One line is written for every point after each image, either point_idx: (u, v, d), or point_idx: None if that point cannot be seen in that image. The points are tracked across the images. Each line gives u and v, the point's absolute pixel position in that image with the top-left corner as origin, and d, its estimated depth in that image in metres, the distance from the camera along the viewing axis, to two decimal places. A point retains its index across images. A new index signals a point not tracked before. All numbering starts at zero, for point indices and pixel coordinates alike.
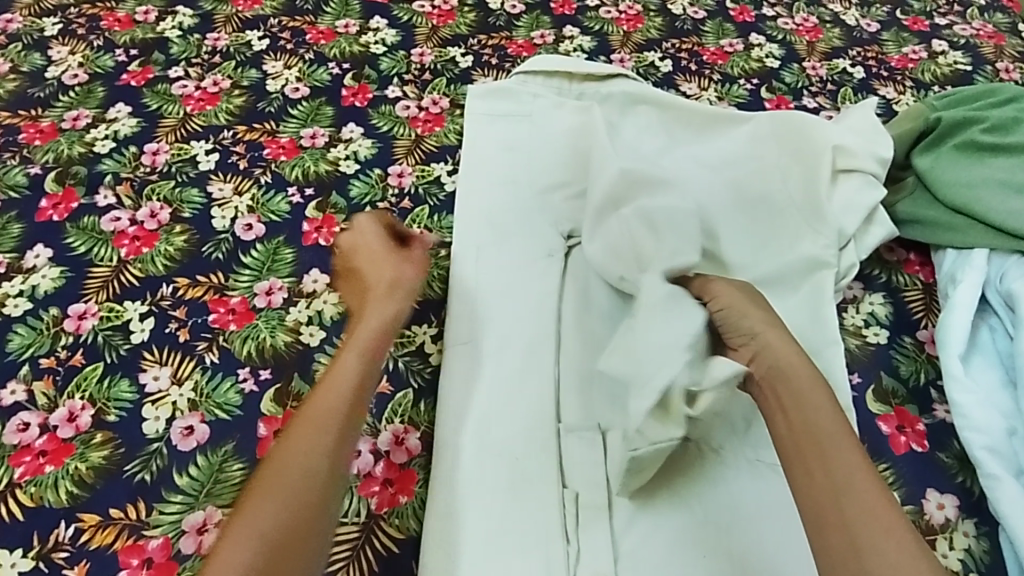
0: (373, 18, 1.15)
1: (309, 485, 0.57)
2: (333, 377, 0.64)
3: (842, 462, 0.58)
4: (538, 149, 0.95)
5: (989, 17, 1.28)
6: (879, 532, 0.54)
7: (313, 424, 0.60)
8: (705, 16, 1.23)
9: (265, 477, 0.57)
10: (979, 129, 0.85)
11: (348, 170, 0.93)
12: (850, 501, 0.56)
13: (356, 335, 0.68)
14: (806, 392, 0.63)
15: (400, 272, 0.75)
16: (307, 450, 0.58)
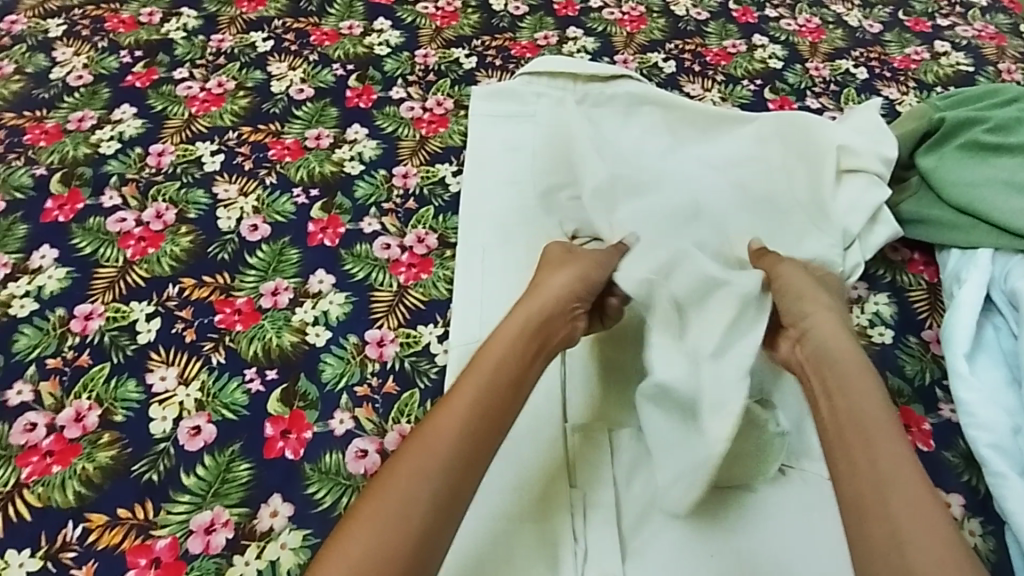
0: (377, 20, 1.15)
1: (410, 513, 0.57)
2: (449, 404, 0.63)
3: (886, 451, 0.60)
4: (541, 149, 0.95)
5: (991, 18, 1.28)
6: (915, 521, 0.55)
7: (416, 449, 0.60)
8: (708, 17, 1.23)
9: (367, 500, 0.58)
10: (983, 129, 0.85)
11: (353, 170, 0.93)
12: (891, 490, 0.57)
13: (481, 359, 0.66)
14: (854, 374, 0.66)
15: (560, 285, 0.73)
16: (410, 477, 0.58)
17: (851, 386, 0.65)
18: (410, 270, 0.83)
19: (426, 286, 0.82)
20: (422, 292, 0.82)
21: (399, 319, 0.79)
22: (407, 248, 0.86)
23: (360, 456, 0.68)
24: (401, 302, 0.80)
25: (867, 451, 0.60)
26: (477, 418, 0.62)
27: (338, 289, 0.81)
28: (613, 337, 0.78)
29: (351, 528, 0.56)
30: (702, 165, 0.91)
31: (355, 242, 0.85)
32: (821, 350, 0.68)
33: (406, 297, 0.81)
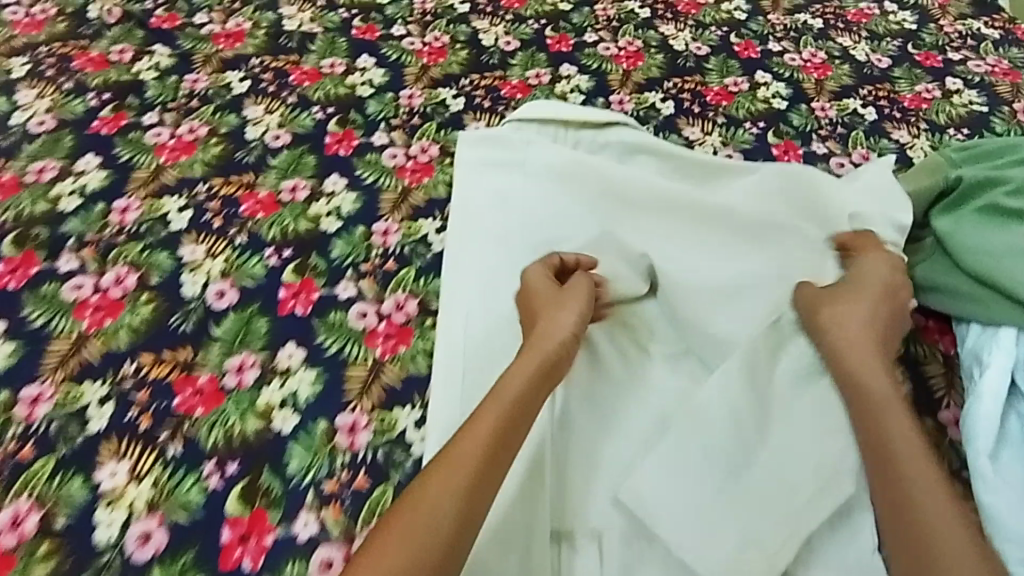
0: (361, 57, 1.09)
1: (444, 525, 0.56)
2: (475, 420, 0.63)
3: (908, 447, 0.63)
4: (530, 202, 0.88)
5: (1004, 51, 1.22)
6: (943, 519, 0.58)
7: (448, 461, 0.60)
8: (708, 52, 1.17)
9: (405, 508, 0.57)
10: (1003, 190, 0.78)
11: (329, 227, 0.88)
12: (914, 485, 0.60)
13: (495, 395, 0.65)
14: (870, 365, 0.69)
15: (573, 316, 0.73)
16: (444, 489, 0.58)
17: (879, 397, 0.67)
18: (387, 341, 0.78)
19: (403, 360, 0.76)
20: (400, 367, 0.76)
21: (373, 400, 0.73)
22: (385, 316, 0.80)
23: (326, 566, 0.62)
24: (376, 379, 0.75)
25: (884, 447, 0.63)
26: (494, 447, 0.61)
27: (309, 364, 0.75)
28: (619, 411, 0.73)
29: (387, 539, 0.55)
30: (698, 222, 0.84)
31: (329, 309, 0.80)
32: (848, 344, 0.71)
33: (382, 373, 0.75)
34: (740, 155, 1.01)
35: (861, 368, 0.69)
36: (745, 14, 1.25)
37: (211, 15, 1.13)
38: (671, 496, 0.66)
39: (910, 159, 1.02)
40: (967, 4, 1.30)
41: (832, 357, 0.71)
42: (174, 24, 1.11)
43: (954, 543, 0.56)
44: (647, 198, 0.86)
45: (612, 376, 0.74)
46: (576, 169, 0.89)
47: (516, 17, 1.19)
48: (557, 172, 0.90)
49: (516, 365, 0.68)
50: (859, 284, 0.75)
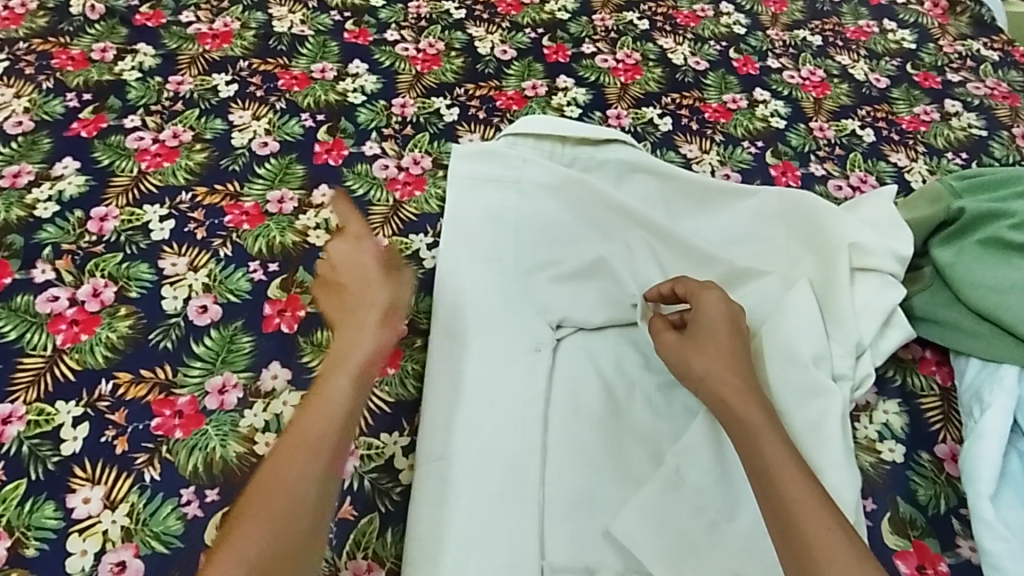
0: (352, 62, 1.07)
1: (304, 507, 0.58)
2: (330, 399, 0.65)
3: (772, 445, 0.62)
4: (526, 223, 0.86)
5: (1003, 74, 1.22)
6: (819, 519, 0.57)
7: (295, 442, 0.61)
8: (707, 67, 1.16)
9: (262, 492, 0.58)
10: (1006, 224, 0.77)
11: (317, 241, 0.85)
12: (789, 489, 0.59)
13: (324, 395, 0.65)
14: (743, 392, 0.67)
15: (392, 302, 0.74)
16: (302, 472, 0.59)
17: (746, 420, 0.65)
18: None
19: (392, 384, 0.75)
20: (389, 391, 0.75)
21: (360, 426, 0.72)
22: None
23: None
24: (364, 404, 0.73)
25: (758, 458, 0.61)
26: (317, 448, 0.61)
27: (293, 386, 0.72)
28: (613, 439, 0.72)
29: (241, 528, 0.56)
30: (692, 249, 0.83)
31: (316, 327, 0.77)
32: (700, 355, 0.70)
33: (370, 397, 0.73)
34: (737, 175, 1.00)
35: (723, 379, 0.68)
36: (744, 28, 1.24)
37: (197, 13, 1.09)
38: (656, 539, 0.66)
39: (907, 184, 1.02)
40: (967, 24, 1.30)
41: (701, 375, 0.69)
42: (158, 23, 1.07)
43: (840, 555, 0.55)
44: (643, 223, 0.85)
45: (602, 411, 0.74)
46: (577, 192, 0.87)
47: (513, 24, 1.17)
48: (553, 195, 0.88)
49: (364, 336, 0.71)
50: (710, 308, 0.73)
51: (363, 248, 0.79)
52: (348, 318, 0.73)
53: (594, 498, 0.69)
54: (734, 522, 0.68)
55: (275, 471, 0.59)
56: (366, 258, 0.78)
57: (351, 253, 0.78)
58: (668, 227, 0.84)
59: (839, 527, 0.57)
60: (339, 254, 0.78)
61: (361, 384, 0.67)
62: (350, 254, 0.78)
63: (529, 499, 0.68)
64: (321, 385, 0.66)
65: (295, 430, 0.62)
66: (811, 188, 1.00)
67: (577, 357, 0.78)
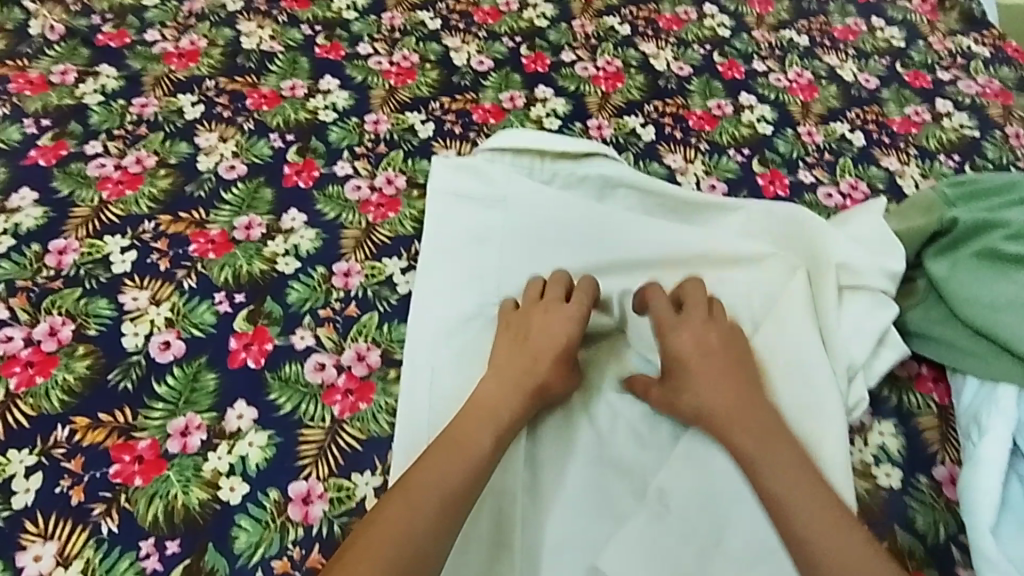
0: (324, 78, 1.03)
1: (418, 544, 0.56)
2: (471, 450, 0.63)
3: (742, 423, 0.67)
4: (510, 242, 0.83)
5: (995, 71, 1.18)
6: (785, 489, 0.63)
7: (422, 477, 0.61)
8: (691, 72, 1.13)
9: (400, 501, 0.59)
10: (1001, 234, 0.74)
11: (286, 268, 0.82)
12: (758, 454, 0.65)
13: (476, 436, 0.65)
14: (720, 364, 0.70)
15: (553, 384, 0.71)
16: (444, 493, 0.60)
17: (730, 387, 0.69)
18: (346, 398, 0.72)
19: (364, 419, 0.71)
20: (360, 428, 0.70)
21: (330, 466, 0.67)
22: (344, 368, 0.74)
23: None
24: (333, 442, 0.69)
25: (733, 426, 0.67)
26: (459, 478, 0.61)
27: (259, 426, 0.69)
28: (596, 472, 0.69)
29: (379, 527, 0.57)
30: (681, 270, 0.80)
31: (284, 361, 0.74)
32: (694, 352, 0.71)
33: (341, 434, 0.69)
34: (723, 185, 0.97)
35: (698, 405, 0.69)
36: (729, 31, 1.21)
37: (163, 32, 1.06)
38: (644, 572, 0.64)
39: (899, 189, 0.99)
40: (957, 20, 1.27)
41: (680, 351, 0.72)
42: (122, 43, 1.04)
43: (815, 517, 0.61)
44: (632, 244, 0.82)
45: (586, 444, 0.71)
46: (562, 212, 0.84)
47: (490, 34, 1.14)
48: (543, 213, 0.84)
49: (507, 400, 0.68)
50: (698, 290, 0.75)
51: (570, 307, 0.75)
52: (505, 379, 0.70)
53: (580, 531, 0.66)
54: (722, 549, 0.65)
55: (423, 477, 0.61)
56: (566, 326, 0.74)
57: (558, 310, 0.75)
58: (659, 244, 0.81)
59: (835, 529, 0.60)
60: (552, 305, 0.75)
61: (501, 442, 0.66)
62: (556, 309, 0.75)
63: (509, 542, 0.65)
64: (461, 427, 0.65)
65: (424, 469, 0.61)
66: (800, 197, 0.96)
67: None
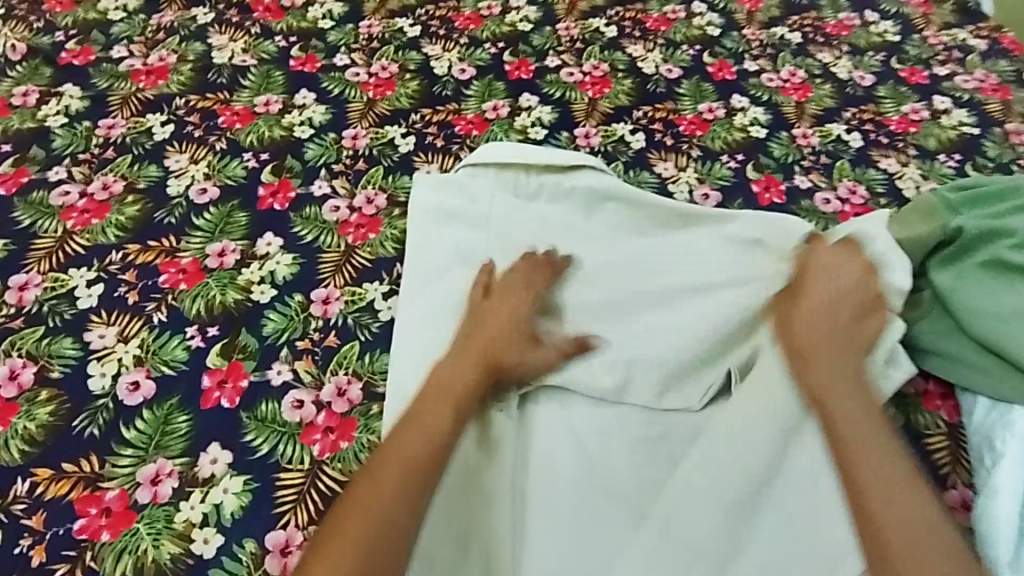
0: (299, 92, 0.99)
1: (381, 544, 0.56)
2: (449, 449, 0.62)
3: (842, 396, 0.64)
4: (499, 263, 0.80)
5: (992, 64, 1.15)
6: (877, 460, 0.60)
7: (394, 461, 0.61)
8: (680, 74, 1.09)
9: (357, 511, 0.57)
10: (1008, 244, 0.71)
11: (262, 297, 0.78)
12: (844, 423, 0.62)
13: (417, 425, 0.64)
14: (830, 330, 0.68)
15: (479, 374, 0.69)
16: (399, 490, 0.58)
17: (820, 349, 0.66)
18: (326, 437, 0.68)
19: (345, 459, 0.67)
20: (341, 468, 0.67)
21: (309, 512, 0.64)
22: (324, 404, 0.71)
23: None
24: (312, 486, 0.65)
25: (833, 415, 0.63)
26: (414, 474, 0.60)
27: (234, 470, 0.65)
28: (588, 507, 0.66)
29: (344, 535, 0.56)
30: (669, 278, 0.76)
31: (260, 399, 0.70)
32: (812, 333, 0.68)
33: (321, 476, 0.66)
34: (717, 193, 0.93)
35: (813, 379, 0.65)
36: (718, 29, 1.17)
37: (130, 47, 1.02)
38: None
39: (899, 192, 0.95)
40: (952, 12, 1.23)
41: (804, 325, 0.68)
42: (88, 60, 0.99)
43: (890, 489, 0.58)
44: (609, 258, 0.79)
45: (576, 475, 0.67)
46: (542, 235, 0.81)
47: (471, 40, 1.10)
48: (527, 233, 0.82)
49: (463, 378, 0.68)
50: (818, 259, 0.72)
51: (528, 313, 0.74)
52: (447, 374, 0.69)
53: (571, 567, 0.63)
54: None
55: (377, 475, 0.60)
56: (510, 319, 0.72)
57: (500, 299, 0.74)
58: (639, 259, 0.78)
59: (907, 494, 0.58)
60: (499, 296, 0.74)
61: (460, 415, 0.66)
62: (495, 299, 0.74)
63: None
64: (420, 413, 0.65)
65: (406, 470, 0.60)
66: (797, 203, 0.93)
67: (545, 419, 0.71)
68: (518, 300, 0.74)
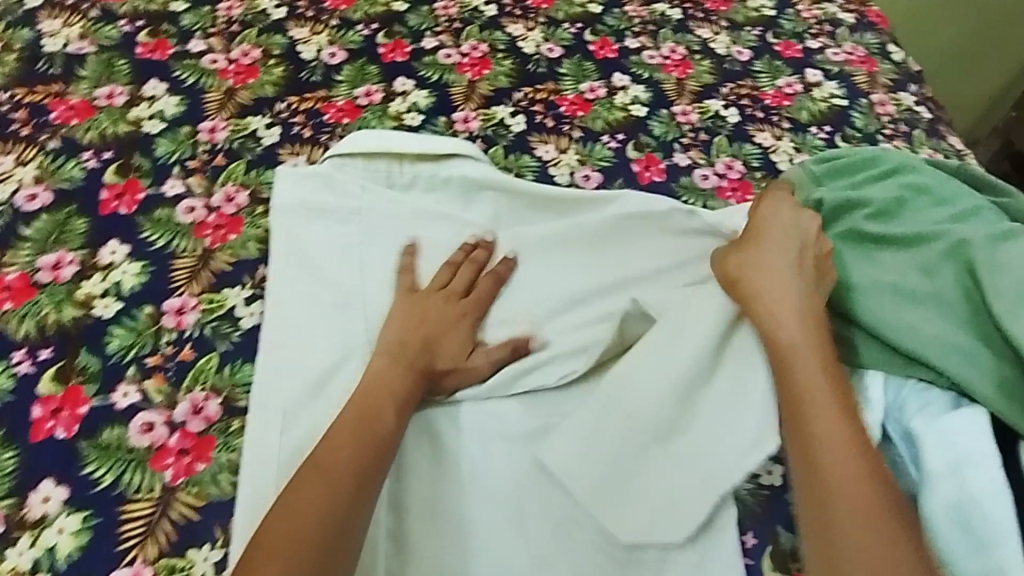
0: (148, 81, 0.90)
1: (325, 540, 0.53)
2: (378, 428, 0.61)
3: (792, 340, 0.62)
4: (373, 261, 0.76)
5: (860, 37, 1.19)
6: (831, 423, 0.56)
7: (341, 461, 0.57)
8: (562, 54, 1.07)
9: (287, 513, 0.54)
10: (863, 214, 0.73)
11: (105, 311, 0.71)
12: (800, 375, 0.59)
13: (343, 428, 0.60)
14: (783, 278, 0.66)
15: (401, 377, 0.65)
16: (335, 494, 0.55)
17: (781, 305, 0.64)
18: (180, 460, 0.63)
19: (201, 483, 0.62)
20: (197, 493, 0.62)
21: (159, 544, 0.59)
22: (177, 425, 0.65)
23: None
24: (163, 514, 0.60)
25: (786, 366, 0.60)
26: (354, 475, 0.57)
27: (71, 507, 0.60)
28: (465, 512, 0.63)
29: (279, 544, 0.52)
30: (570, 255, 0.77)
31: (103, 425, 0.64)
32: (772, 288, 0.65)
33: (172, 504, 0.61)
34: (598, 174, 0.92)
35: (776, 330, 0.63)
36: (601, 6, 1.15)
37: None
38: None
39: (774, 166, 0.97)
40: None
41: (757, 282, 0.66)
42: None
43: (838, 451, 0.55)
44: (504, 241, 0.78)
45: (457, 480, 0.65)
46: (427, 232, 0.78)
47: (342, 21, 1.04)
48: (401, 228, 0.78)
49: (391, 375, 0.65)
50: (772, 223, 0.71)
51: (466, 304, 0.73)
52: (376, 372, 0.65)
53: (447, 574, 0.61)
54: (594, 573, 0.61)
55: (309, 476, 0.56)
56: (456, 321, 0.71)
57: (445, 304, 0.72)
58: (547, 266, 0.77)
59: (853, 452, 0.55)
60: (437, 297, 0.72)
61: (404, 408, 0.64)
62: (439, 303, 0.72)
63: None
64: (358, 409, 0.62)
65: (318, 464, 0.57)
66: (676, 180, 0.93)
67: (429, 420, 0.67)
68: (463, 306, 0.72)
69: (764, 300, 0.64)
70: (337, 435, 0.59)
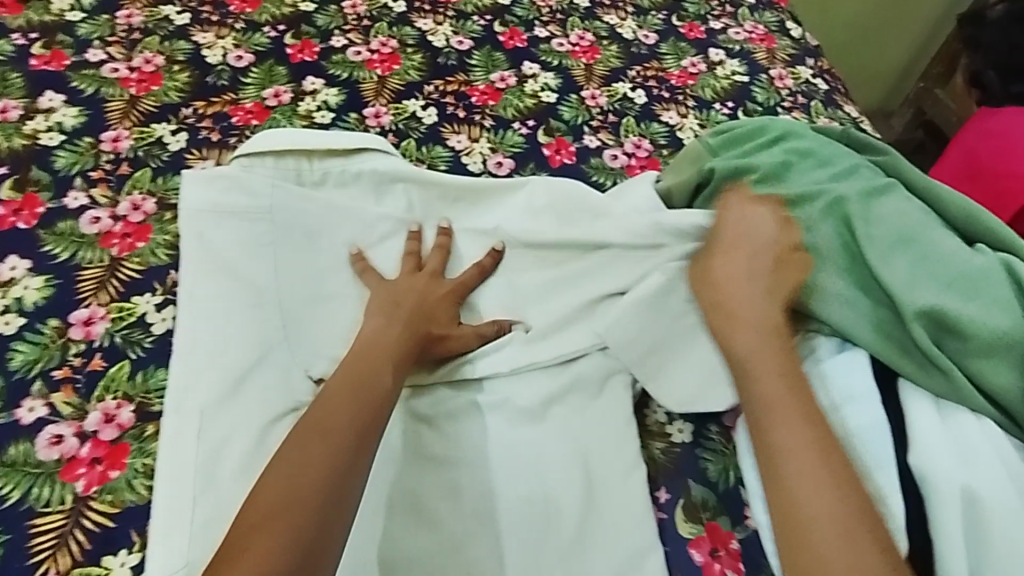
0: (44, 94, 0.89)
1: (317, 512, 0.52)
2: (376, 388, 0.61)
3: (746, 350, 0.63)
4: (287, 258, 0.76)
5: (760, 16, 1.24)
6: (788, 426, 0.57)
7: (334, 426, 0.57)
8: (472, 46, 1.08)
9: (276, 485, 0.53)
10: (752, 179, 0.76)
11: (7, 328, 0.70)
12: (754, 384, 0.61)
13: (334, 396, 0.59)
14: (733, 282, 0.68)
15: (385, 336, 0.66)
16: (330, 458, 0.55)
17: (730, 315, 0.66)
18: (94, 469, 0.63)
19: (116, 491, 0.62)
20: (112, 501, 0.62)
21: (73, 554, 0.59)
22: (89, 435, 0.64)
23: None
24: (76, 525, 0.60)
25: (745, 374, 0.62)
26: (349, 443, 0.56)
27: None
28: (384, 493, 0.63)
29: (269, 519, 0.51)
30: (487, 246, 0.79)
31: (10, 441, 0.63)
32: (733, 296, 0.67)
33: (86, 514, 0.60)
34: (510, 160, 0.94)
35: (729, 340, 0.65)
36: None
37: None
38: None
39: (679, 142, 1.01)
40: None
41: (718, 291, 0.68)
42: None
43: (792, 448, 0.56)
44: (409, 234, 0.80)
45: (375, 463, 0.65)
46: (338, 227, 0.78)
47: (248, 24, 1.03)
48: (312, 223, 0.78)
49: (389, 335, 0.66)
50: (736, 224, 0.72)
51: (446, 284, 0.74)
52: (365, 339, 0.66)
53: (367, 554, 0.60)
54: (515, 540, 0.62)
55: (302, 446, 0.56)
56: (444, 299, 0.72)
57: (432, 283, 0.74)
58: (500, 241, 0.79)
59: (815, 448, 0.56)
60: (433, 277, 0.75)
61: (401, 367, 0.64)
62: (427, 282, 0.74)
63: None
64: (348, 375, 0.61)
65: (313, 432, 0.56)
66: (586, 162, 0.96)
67: None
68: (447, 285, 0.74)
69: (721, 305, 0.67)
70: (330, 402, 0.59)
